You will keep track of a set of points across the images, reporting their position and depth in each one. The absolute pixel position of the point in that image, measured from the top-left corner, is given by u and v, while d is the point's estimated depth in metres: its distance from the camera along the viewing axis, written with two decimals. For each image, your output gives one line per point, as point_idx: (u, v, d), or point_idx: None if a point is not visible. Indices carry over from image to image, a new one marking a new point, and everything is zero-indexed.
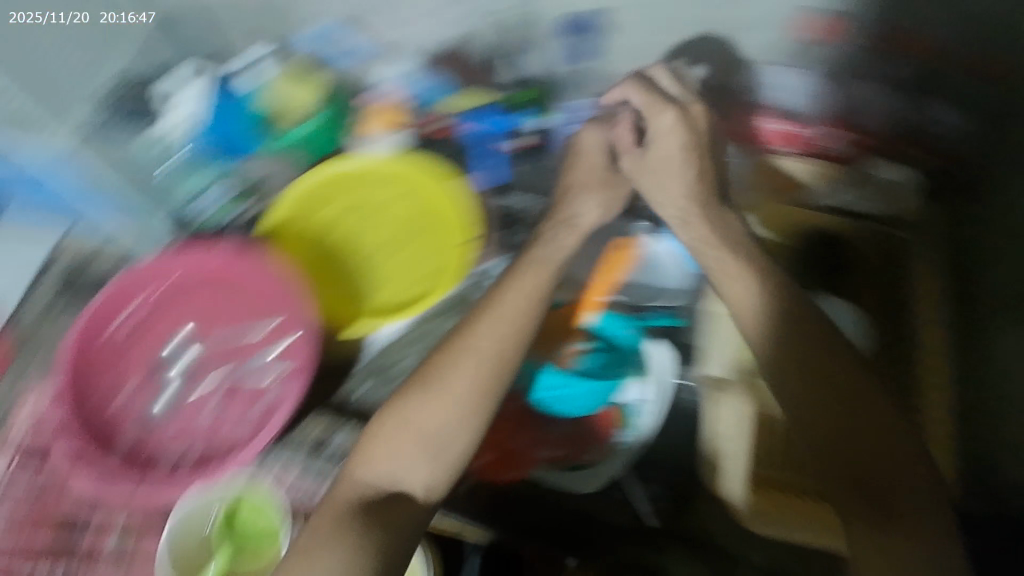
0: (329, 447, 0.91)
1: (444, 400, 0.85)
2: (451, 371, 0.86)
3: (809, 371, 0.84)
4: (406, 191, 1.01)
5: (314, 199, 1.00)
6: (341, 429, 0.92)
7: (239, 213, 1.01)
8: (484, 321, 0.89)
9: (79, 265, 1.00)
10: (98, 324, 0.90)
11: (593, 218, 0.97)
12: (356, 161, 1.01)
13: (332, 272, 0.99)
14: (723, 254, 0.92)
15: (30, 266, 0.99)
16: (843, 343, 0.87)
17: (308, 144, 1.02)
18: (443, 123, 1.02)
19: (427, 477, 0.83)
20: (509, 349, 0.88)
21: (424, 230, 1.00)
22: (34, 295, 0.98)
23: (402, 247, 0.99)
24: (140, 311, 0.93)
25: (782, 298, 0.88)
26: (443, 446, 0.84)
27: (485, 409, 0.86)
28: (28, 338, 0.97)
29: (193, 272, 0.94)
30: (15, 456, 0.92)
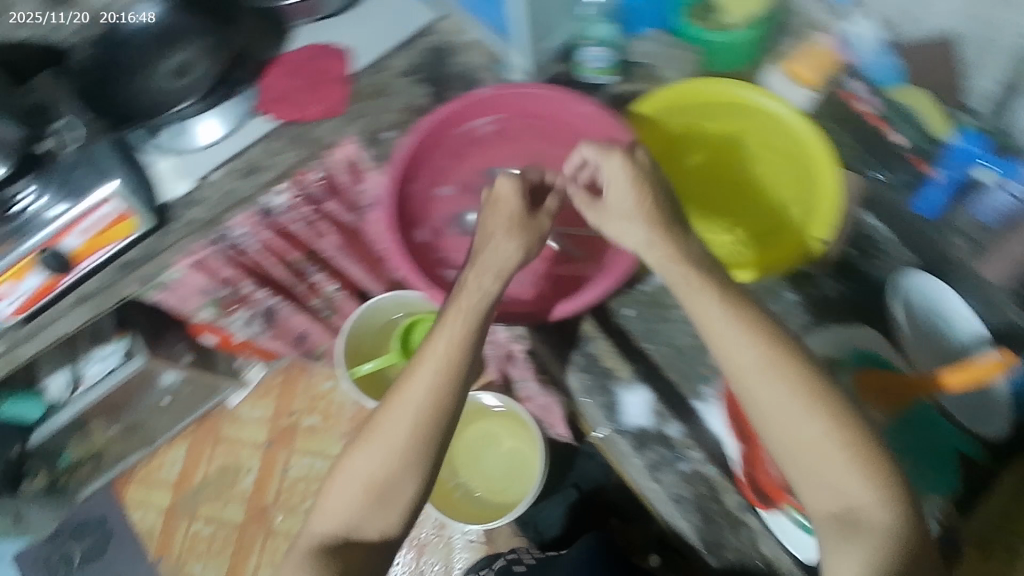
0: (583, 349, 0.81)
1: (381, 446, 0.71)
2: (386, 419, 0.71)
3: (747, 386, 0.65)
4: (786, 155, 0.89)
5: (693, 107, 0.90)
6: (602, 338, 0.82)
7: (609, 81, 0.93)
8: (416, 372, 0.72)
9: (443, 52, 0.99)
10: (446, 128, 0.84)
11: (508, 253, 0.73)
12: (777, 104, 0.87)
13: (683, 179, 0.92)
14: (689, 274, 0.68)
15: (403, 31, 0.99)
16: (858, 421, 0.64)
17: (714, 52, 0.90)
18: (872, 109, 0.87)
19: (382, 525, 0.72)
20: (443, 396, 0.71)
21: (778, 200, 0.89)
22: (396, 60, 0.99)
23: (749, 201, 0.90)
24: (490, 123, 0.87)
25: (767, 391, 0.64)
26: (390, 494, 0.71)
27: (426, 452, 0.71)
28: (371, 93, 0.98)
29: (557, 115, 0.86)
30: (305, 193, 1.01)
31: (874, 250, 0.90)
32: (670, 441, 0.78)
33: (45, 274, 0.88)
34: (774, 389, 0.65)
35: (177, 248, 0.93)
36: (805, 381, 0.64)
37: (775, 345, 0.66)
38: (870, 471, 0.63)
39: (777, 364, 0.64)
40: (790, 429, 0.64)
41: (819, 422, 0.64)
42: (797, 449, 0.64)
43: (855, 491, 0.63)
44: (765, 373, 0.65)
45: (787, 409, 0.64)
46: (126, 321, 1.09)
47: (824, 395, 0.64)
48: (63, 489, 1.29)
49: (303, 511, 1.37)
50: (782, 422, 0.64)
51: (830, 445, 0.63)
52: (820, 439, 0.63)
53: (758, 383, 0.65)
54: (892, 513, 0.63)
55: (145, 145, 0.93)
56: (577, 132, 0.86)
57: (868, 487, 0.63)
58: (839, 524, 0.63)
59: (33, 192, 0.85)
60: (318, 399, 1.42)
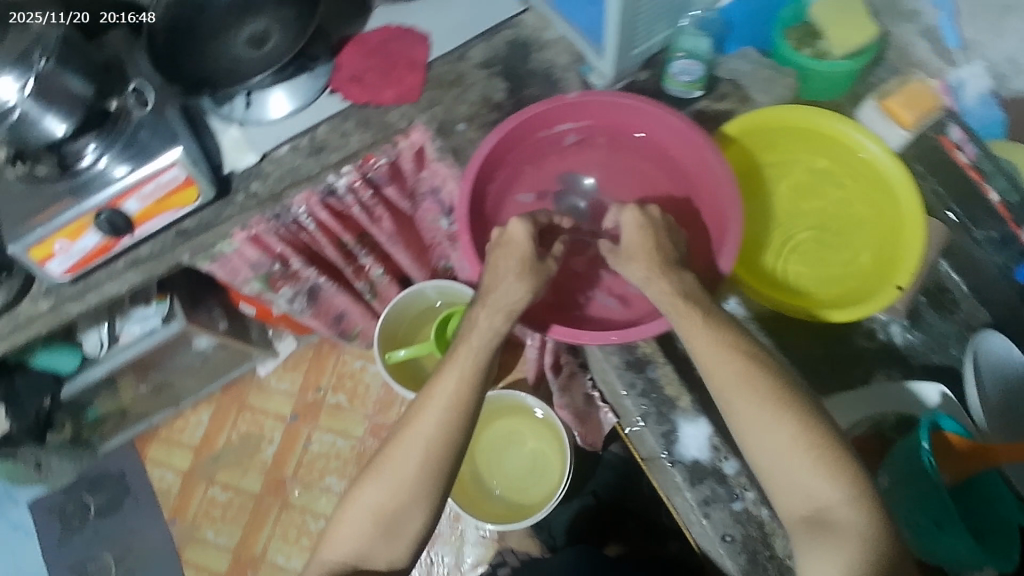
0: (647, 374, 0.81)
1: (388, 483, 0.72)
2: (394, 457, 0.72)
3: (722, 396, 0.69)
4: (874, 194, 0.89)
5: (782, 134, 0.88)
6: (665, 363, 0.82)
7: (694, 97, 0.89)
8: (420, 417, 0.72)
9: (524, 47, 0.98)
10: (528, 129, 0.82)
11: (517, 293, 0.72)
12: (868, 144, 0.85)
13: (764, 207, 0.93)
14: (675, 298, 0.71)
15: (487, 21, 0.98)
16: (828, 430, 0.67)
17: (807, 79, 0.88)
18: (965, 158, 0.84)
19: (391, 556, 0.73)
20: (449, 436, 0.72)
21: (863, 237, 0.90)
22: (474, 51, 0.98)
23: (834, 236, 0.92)
24: (581, 133, 0.86)
25: (742, 398, 0.68)
26: (397, 527, 0.72)
27: (434, 486, 0.72)
28: (446, 82, 0.96)
29: (649, 131, 0.83)
30: (366, 176, 0.97)
31: (948, 304, 0.96)
32: (725, 478, 0.77)
33: (102, 234, 0.85)
34: (742, 397, 0.68)
35: (236, 220, 0.92)
36: (768, 387, 0.68)
37: (743, 357, 0.70)
38: (834, 470, 0.66)
39: (751, 371, 0.68)
40: (759, 433, 0.67)
41: (784, 424, 0.67)
42: (766, 452, 0.67)
43: (820, 490, 0.65)
44: (735, 382, 0.69)
45: (755, 414, 0.67)
46: (166, 287, 1.12)
47: (787, 399, 0.68)
48: (87, 441, 1.32)
49: (319, 489, 1.37)
50: (755, 427, 0.67)
51: (800, 449, 0.66)
52: (787, 441, 0.66)
53: (731, 394, 0.69)
54: (857, 511, 0.65)
55: (212, 112, 0.94)
56: (667, 150, 0.84)
57: (832, 486, 0.65)
58: (808, 525, 0.66)
59: (97, 150, 0.84)
60: (346, 377, 1.43)
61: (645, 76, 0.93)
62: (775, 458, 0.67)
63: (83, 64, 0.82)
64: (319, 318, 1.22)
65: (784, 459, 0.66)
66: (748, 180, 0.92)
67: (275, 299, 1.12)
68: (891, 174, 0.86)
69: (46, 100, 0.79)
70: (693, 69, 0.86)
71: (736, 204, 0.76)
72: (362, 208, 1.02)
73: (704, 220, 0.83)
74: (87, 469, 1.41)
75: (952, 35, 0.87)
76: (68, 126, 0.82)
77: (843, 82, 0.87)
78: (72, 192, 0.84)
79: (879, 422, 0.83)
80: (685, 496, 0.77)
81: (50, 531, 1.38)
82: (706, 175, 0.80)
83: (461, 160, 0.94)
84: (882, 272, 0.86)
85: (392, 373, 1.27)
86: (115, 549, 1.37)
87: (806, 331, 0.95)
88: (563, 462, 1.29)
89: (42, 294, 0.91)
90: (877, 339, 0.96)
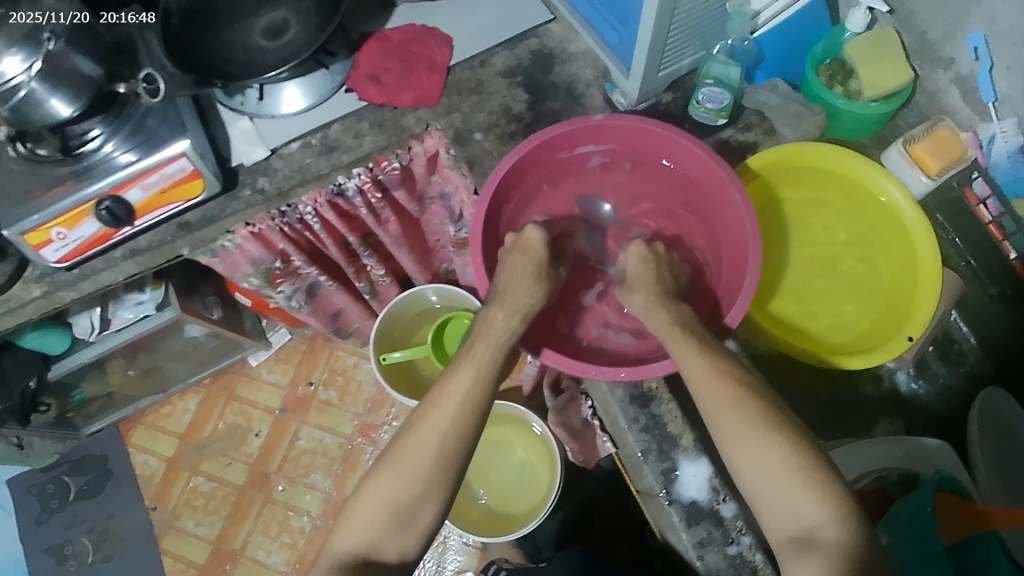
0: (651, 410, 0.80)
1: (402, 472, 0.68)
2: (408, 446, 0.68)
3: (711, 418, 0.66)
4: (890, 238, 0.90)
5: (800, 172, 0.90)
6: (670, 401, 0.80)
7: (719, 124, 0.86)
8: (435, 406, 0.69)
9: (548, 58, 0.95)
10: (551, 148, 0.81)
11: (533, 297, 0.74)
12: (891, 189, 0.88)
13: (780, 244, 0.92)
14: (674, 328, 0.70)
15: (511, 29, 0.96)
16: (822, 456, 0.64)
17: (833, 116, 0.91)
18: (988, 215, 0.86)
19: (401, 548, 0.68)
20: (465, 424, 0.68)
21: (875, 283, 0.90)
22: (496, 58, 0.95)
23: (847, 277, 0.90)
24: (604, 154, 0.84)
25: (732, 422, 0.65)
26: (409, 518, 0.68)
27: (447, 477, 0.68)
28: (466, 88, 0.94)
29: (673, 160, 0.82)
30: (377, 178, 0.95)
31: (955, 355, 0.95)
32: (722, 521, 0.77)
33: (102, 223, 0.82)
34: (729, 418, 0.65)
35: (240, 216, 0.89)
36: (758, 408, 0.65)
37: (735, 382, 0.66)
38: (823, 492, 0.62)
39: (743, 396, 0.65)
40: (748, 455, 0.64)
41: (773, 445, 0.63)
42: (754, 474, 0.64)
43: (809, 512, 0.62)
44: (721, 403, 0.65)
45: (743, 435, 0.64)
46: (163, 275, 1.09)
47: (775, 421, 0.64)
48: (71, 421, 1.30)
49: (303, 485, 1.36)
50: (744, 451, 0.64)
51: (791, 470, 0.62)
52: (778, 463, 0.63)
53: (719, 416, 0.65)
54: (846, 534, 0.61)
55: (222, 102, 0.91)
56: (691, 182, 0.82)
57: (822, 508, 0.62)
58: (796, 546, 0.62)
59: (102, 135, 0.81)
60: (337, 373, 1.42)
61: (670, 99, 0.92)
62: (764, 481, 0.63)
63: (89, 44, 0.78)
64: (316, 315, 1.18)
65: (774, 484, 0.63)
66: (766, 216, 0.91)
67: (273, 295, 1.09)
68: (908, 221, 0.88)
69: (52, 79, 0.75)
70: (720, 98, 0.84)
71: (755, 240, 0.73)
72: (369, 210, 0.99)
73: (724, 254, 0.81)
74: (69, 450, 1.39)
75: (987, 90, 0.86)
76: (74, 109, 0.78)
77: (870, 124, 0.91)
78: (74, 177, 0.81)
79: (880, 477, 0.79)
80: (681, 537, 0.77)
81: (29, 509, 1.36)
82: (728, 208, 0.78)
83: (475, 170, 0.91)
84: (893, 322, 0.87)
85: (388, 375, 1.23)
86: (93, 534, 1.36)
87: (811, 372, 0.94)
88: (551, 477, 1.27)
89: (36, 279, 0.88)
90: (883, 386, 0.95)
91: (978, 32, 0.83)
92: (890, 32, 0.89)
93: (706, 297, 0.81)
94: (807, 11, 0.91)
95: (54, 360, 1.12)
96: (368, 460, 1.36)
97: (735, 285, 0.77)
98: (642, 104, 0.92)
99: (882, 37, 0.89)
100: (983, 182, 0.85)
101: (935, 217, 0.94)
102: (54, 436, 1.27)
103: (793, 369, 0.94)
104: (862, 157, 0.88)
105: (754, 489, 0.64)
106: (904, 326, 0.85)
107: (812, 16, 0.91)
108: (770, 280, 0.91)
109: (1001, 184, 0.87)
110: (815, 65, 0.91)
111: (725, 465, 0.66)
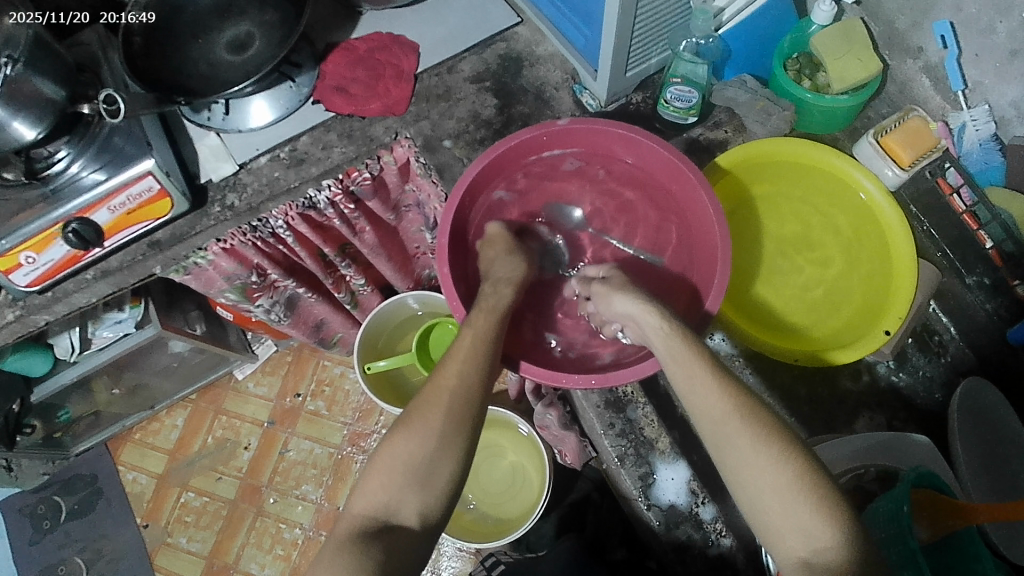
0: (626, 414, 0.86)
1: (420, 425, 0.65)
2: (423, 401, 0.66)
3: (715, 430, 0.61)
4: (868, 231, 0.89)
5: (772, 167, 0.90)
6: (646, 405, 0.86)
7: (688, 123, 0.87)
8: (449, 359, 0.68)
9: (516, 62, 0.95)
10: (518, 153, 0.80)
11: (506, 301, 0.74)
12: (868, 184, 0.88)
13: (756, 241, 0.91)
14: (670, 332, 0.67)
15: (478, 34, 0.95)
16: (834, 478, 0.59)
17: (802, 109, 0.93)
18: (963, 204, 0.89)
19: (421, 505, 0.63)
20: (476, 380, 0.67)
21: (853, 277, 0.89)
22: (465, 64, 0.94)
23: (829, 270, 0.90)
24: (574, 160, 0.84)
25: (739, 435, 0.60)
26: (429, 474, 0.63)
27: (464, 430, 0.65)
28: (435, 95, 0.93)
29: (643, 163, 0.81)
30: (348, 190, 0.94)
31: (934, 346, 0.95)
32: (702, 523, 0.82)
33: (69, 246, 0.81)
34: (739, 430, 0.60)
35: (211, 232, 0.89)
36: (770, 422, 0.60)
37: (741, 394, 0.62)
38: (838, 511, 0.57)
39: (750, 410, 0.61)
40: (755, 469, 0.59)
41: (788, 460, 0.58)
42: (763, 489, 0.58)
43: (821, 530, 0.56)
44: (733, 414, 0.60)
45: (756, 447, 0.59)
46: (141, 294, 1.09)
47: (789, 436, 0.60)
48: (59, 441, 1.30)
49: (294, 497, 1.36)
50: (753, 464, 0.59)
51: (803, 486, 0.57)
52: (787, 477, 0.58)
53: (730, 427, 0.60)
54: (862, 559, 0.55)
55: (188, 118, 0.90)
56: (660, 186, 0.82)
57: (835, 528, 0.56)
58: (806, 570, 0.55)
59: (69, 156, 0.80)
60: (325, 384, 1.43)
61: (639, 98, 0.92)
62: (775, 495, 0.58)
63: (52, 67, 0.77)
64: (298, 326, 1.18)
65: (786, 500, 0.57)
66: (741, 216, 0.91)
67: (251, 309, 1.08)
68: (885, 219, 0.87)
69: (14, 103, 0.73)
70: (688, 97, 0.84)
71: (724, 240, 0.73)
72: (343, 221, 0.97)
73: (695, 254, 0.80)
74: (59, 470, 1.40)
75: (956, 79, 0.88)
76: (39, 131, 0.77)
77: (840, 118, 0.93)
78: (43, 201, 0.80)
79: (857, 475, 0.78)
80: (661, 539, 0.83)
81: (21, 531, 1.37)
82: (697, 209, 0.77)
83: (445, 178, 0.91)
84: (868, 317, 0.86)
85: (372, 385, 1.21)
86: (85, 553, 1.36)
87: (790, 368, 0.95)
88: (542, 479, 1.24)
89: (9, 304, 0.88)
90: (863, 380, 0.94)
91: (944, 21, 0.86)
92: (855, 23, 0.90)
93: (678, 301, 0.80)
94: (774, 4, 0.92)
95: (37, 383, 1.12)
96: (358, 469, 1.36)
97: (705, 290, 0.76)
98: (612, 104, 0.92)
99: (849, 28, 0.90)
100: (955, 171, 0.89)
101: (911, 211, 0.96)
102: (43, 456, 1.28)
103: (771, 365, 0.94)
104: (836, 154, 0.88)
105: (763, 507, 0.58)
106: (880, 321, 0.85)
107: (778, 11, 0.92)
108: (744, 278, 0.90)
109: (971, 172, 0.91)
110: (783, 60, 0.93)
111: (730, 482, 0.60)
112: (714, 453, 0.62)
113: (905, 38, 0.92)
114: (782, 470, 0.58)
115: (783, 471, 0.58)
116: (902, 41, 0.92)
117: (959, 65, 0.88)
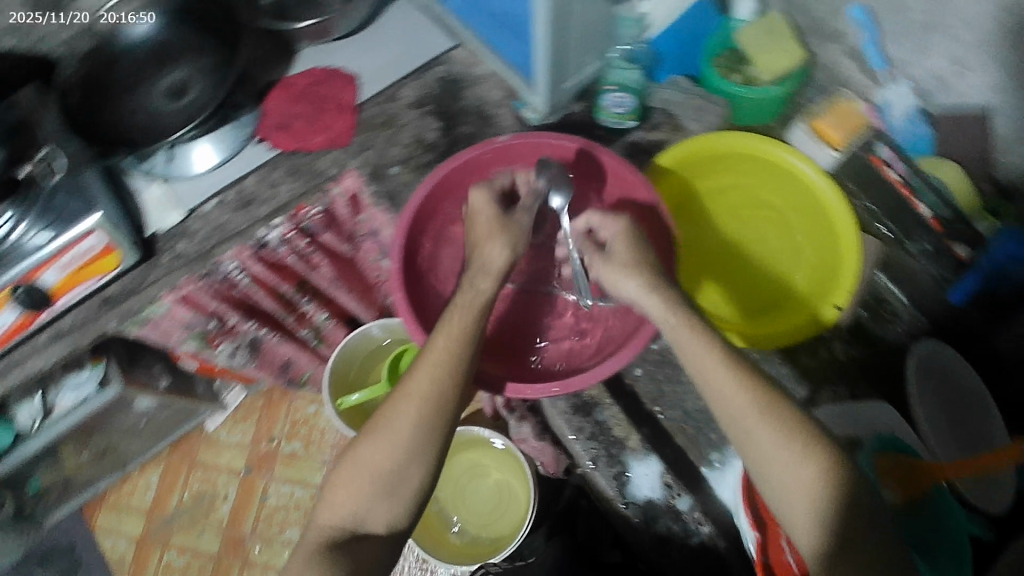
0: (594, 417, 0.88)
1: (385, 437, 0.66)
2: (389, 410, 0.67)
3: (738, 429, 0.64)
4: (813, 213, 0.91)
5: (717, 159, 0.91)
6: (612, 405, 0.88)
7: (630, 128, 0.93)
8: (422, 361, 0.67)
9: (455, 83, 0.96)
10: (464, 174, 0.82)
11: None
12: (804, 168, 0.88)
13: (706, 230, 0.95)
14: (684, 323, 0.66)
15: (415, 60, 0.97)
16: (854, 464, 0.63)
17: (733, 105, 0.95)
18: (896, 176, 0.89)
19: (388, 511, 0.67)
20: (444, 394, 0.66)
21: (800, 256, 0.92)
22: (404, 90, 0.96)
23: (776, 251, 0.94)
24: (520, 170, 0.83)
25: (762, 435, 0.63)
26: (396, 483, 0.66)
27: (431, 443, 0.66)
28: (378, 124, 0.94)
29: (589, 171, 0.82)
30: (300, 226, 0.93)
31: (887, 318, 0.97)
32: (680, 514, 0.83)
33: (21, 310, 0.80)
34: (762, 429, 0.63)
35: (164, 281, 0.88)
36: (792, 417, 0.63)
37: (765, 390, 0.64)
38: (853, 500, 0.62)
39: (774, 409, 0.63)
40: (776, 465, 0.63)
41: (807, 458, 0.62)
42: (785, 484, 0.62)
43: (837, 517, 0.61)
44: (756, 413, 0.63)
45: (779, 445, 0.62)
46: (101, 353, 1.07)
47: (810, 431, 0.63)
48: (31, 516, 1.26)
49: (280, 543, 1.33)
50: (777, 461, 0.62)
51: (821, 481, 0.62)
52: (805, 474, 0.62)
53: (752, 423, 0.63)
54: (873, 541, 0.61)
55: (132, 171, 0.90)
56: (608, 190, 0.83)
57: (848, 515, 0.61)
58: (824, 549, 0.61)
59: (12, 219, 0.75)
60: (299, 424, 1.40)
61: (579, 108, 0.95)
62: (799, 488, 0.62)
63: None
64: (265, 368, 1.16)
65: (806, 494, 0.62)
66: (689, 207, 0.95)
67: (215, 356, 1.07)
68: (828, 202, 0.88)
69: None
70: (625, 104, 0.90)
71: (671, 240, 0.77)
72: (298, 257, 0.97)
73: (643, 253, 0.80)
74: (32, 545, 1.35)
75: (878, 60, 0.92)
76: None
77: (769, 111, 0.95)
78: None
79: None
80: (642, 535, 0.84)
81: None
82: (640, 214, 0.81)
83: (397, 205, 0.93)
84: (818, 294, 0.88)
85: (346, 419, 1.19)
86: None
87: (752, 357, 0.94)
88: (526, 493, 1.23)
89: None
90: (822, 356, 0.97)
91: (859, 7, 0.90)
92: (774, 16, 0.94)
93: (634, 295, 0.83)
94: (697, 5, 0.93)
95: None
96: None
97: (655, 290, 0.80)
98: (553, 115, 0.94)
99: (769, 23, 0.93)
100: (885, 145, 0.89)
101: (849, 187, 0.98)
102: (15, 532, 1.24)
103: None
104: (771, 142, 0.88)
105: (790, 496, 0.62)
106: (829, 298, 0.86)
107: (699, 15, 0.94)
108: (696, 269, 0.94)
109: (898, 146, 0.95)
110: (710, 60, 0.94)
111: (754, 472, 0.65)
112: (735, 444, 0.65)
113: (827, 25, 0.96)
114: (807, 467, 0.62)
115: (807, 469, 0.62)
116: (824, 29, 0.96)
117: (881, 49, 0.91)
